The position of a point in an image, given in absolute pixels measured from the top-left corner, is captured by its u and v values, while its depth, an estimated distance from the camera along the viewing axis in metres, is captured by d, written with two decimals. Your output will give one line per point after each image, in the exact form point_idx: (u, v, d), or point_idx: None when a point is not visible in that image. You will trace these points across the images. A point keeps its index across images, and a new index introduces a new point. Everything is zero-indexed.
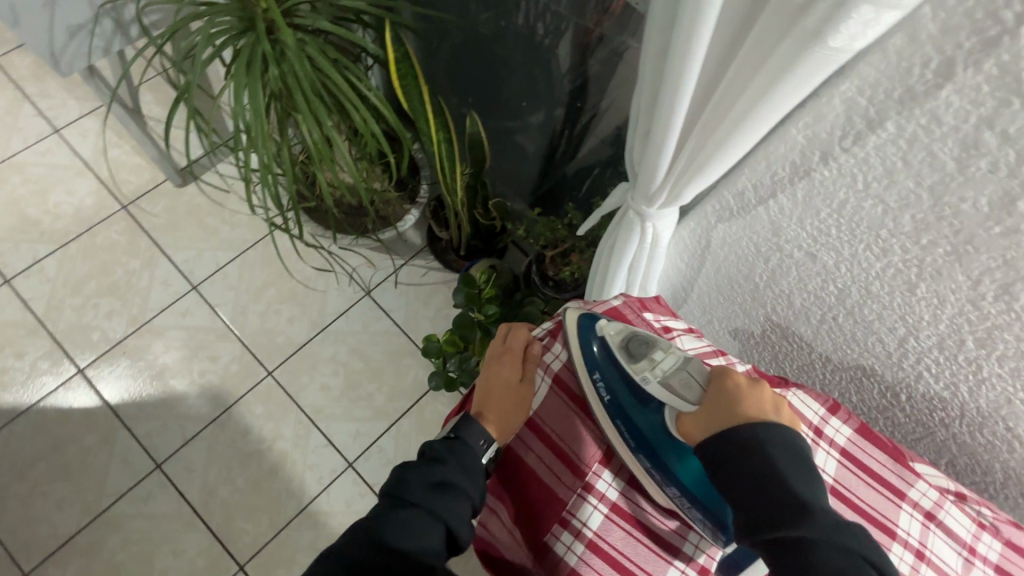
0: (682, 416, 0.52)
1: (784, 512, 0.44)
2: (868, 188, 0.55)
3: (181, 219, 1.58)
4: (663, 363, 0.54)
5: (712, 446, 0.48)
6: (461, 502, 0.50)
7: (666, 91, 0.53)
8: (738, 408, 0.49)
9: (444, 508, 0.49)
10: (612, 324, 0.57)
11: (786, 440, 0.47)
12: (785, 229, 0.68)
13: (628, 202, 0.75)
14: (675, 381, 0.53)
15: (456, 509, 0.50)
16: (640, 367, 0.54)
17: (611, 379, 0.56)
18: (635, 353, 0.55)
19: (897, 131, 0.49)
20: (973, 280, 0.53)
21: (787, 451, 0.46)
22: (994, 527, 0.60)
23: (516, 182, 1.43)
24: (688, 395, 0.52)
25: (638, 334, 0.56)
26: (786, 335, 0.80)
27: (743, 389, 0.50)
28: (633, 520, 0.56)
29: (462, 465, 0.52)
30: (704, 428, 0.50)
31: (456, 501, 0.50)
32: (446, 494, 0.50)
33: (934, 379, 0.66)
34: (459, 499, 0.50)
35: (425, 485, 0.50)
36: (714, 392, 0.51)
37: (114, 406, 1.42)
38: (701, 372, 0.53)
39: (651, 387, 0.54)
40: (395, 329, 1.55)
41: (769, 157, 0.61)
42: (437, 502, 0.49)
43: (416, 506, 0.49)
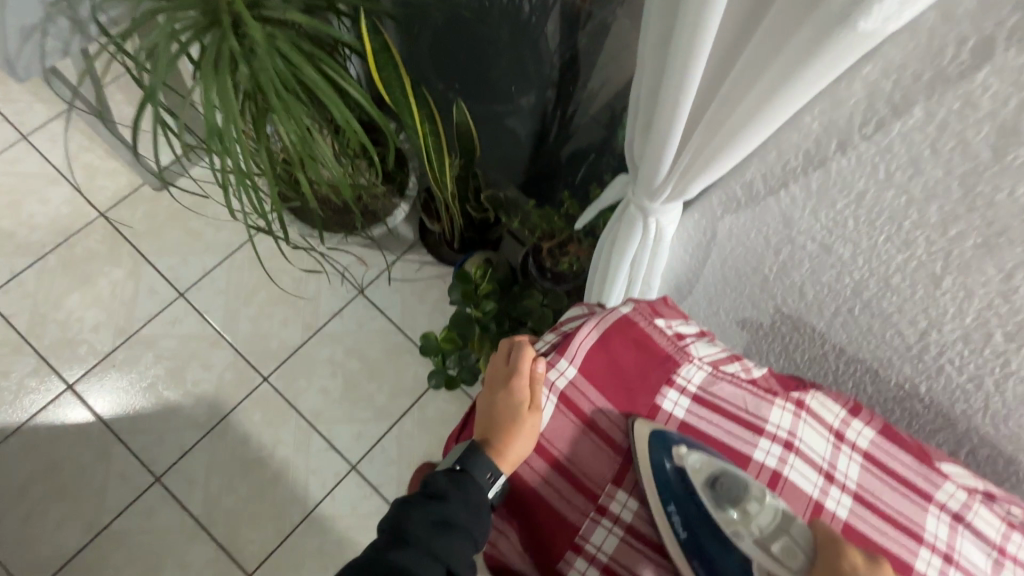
0: None
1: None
2: (890, 178, 0.51)
3: (163, 224, 1.52)
4: (758, 517, 0.48)
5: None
6: (466, 541, 0.48)
7: (670, 82, 0.48)
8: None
9: (447, 550, 0.47)
10: (692, 454, 0.52)
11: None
12: (797, 221, 0.64)
13: (630, 195, 0.70)
14: (772, 542, 0.47)
15: (460, 548, 0.47)
16: (731, 517, 0.48)
17: (690, 516, 0.50)
18: (724, 499, 0.49)
19: (926, 118, 0.45)
20: (1005, 273, 0.50)
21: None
22: (1023, 525, 0.58)
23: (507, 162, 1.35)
24: (792, 566, 0.46)
25: (728, 470, 0.51)
26: (797, 327, 0.77)
27: (858, 573, 0.45)
28: (649, 542, 0.53)
29: (467, 500, 0.49)
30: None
31: (460, 541, 0.47)
32: (448, 533, 0.47)
33: (957, 371, 0.63)
34: (463, 538, 0.48)
35: (426, 524, 0.48)
36: (825, 570, 0.46)
37: (107, 421, 1.38)
38: (807, 540, 0.47)
39: (743, 543, 0.47)
40: (391, 327, 1.51)
41: (781, 146, 0.57)
42: (440, 543, 0.47)
43: (417, 547, 0.47)
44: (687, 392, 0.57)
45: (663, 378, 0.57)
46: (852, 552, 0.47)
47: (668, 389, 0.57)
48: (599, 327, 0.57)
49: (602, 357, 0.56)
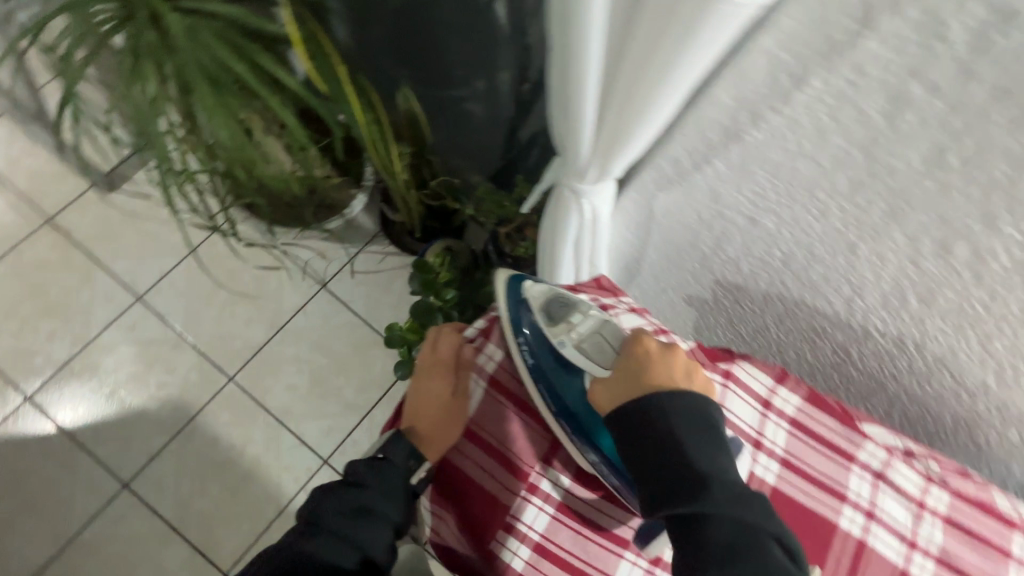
0: (596, 379, 0.53)
1: (684, 484, 0.45)
2: (801, 149, 0.52)
3: (114, 227, 1.47)
4: (581, 328, 0.54)
5: (618, 412, 0.50)
6: (383, 526, 0.48)
7: (571, 59, 0.48)
8: (646, 373, 0.49)
9: (362, 534, 0.47)
10: (538, 287, 0.57)
11: (685, 405, 0.47)
12: (723, 195, 0.64)
13: (560, 181, 0.72)
14: (591, 347, 0.54)
15: (377, 533, 0.48)
16: (558, 329, 0.54)
17: (534, 340, 0.55)
18: (554, 317, 0.55)
19: (824, 88, 0.45)
20: (911, 239, 0.51)
21: (687, 416, 0.47)
22: (943, 480, 0.60)
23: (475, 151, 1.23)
24: (603, 360, 0.53)
25: (561, 296, 0.56)
26: (738, 301, 0.78)
27: (653, 354, 0.51)
28: (581, 517, 0.54)
29: (383, 487, 0.50)
30: (614, 393, 0.51)
31: (376, 527, 0.48)
32: (364, 519, 0.48)
33: (882, 336, 0.64)
34: (379, 522, 0.48)
35: (343, 511, 0.48)
36: (624, 355, 0.52)
37: (70, 431, 1.36)
38: (618, 340, 0.54)
39: (569, 352, 0.54)
40: (357, 320, 1.48)
41: (699, 122, 0.57)
42: (354, 528, 0.47)
43: (333, 535, 0.47)
44: None
45: None
46: (651, 341, 0.52)
47: None
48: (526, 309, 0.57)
49: None
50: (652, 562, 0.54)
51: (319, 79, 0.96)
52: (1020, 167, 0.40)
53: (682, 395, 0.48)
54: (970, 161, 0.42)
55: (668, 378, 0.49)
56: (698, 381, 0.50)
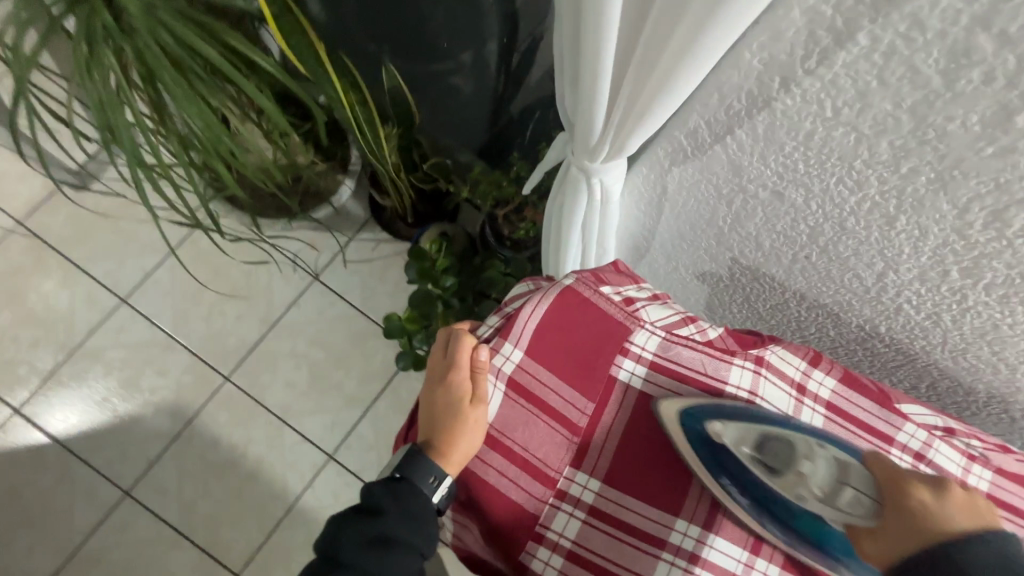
0: (859, 532, 0.44)
1: None
2: (838, 115, 0.47)
3: (90, 227, 1.39)
4: (814, 476, 0.46)
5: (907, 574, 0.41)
6: (407, 554, 0.48)
7: (587, 27, 0.43)
8: (933, 527, 0.41)
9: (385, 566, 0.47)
10: (727, 429, 0.49)
11: (997, 560, 0.39)
12: (747, 168, 0.59)
13: (570, 158, 0.66)
14: (837, 498, 0.45)
15: (400, 562, 0.47)
16: (786, 480, 0.47)
17: (751, 485, 0.49)
18: (774, 463, 0.48)
19: (871, 45, 0.40)
20: (959, 209, 0.47)
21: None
22: (984, 458, 0.58)
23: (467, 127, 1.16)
24: (860, 511, 0.44)
25: (769, 432, 0.49)
26: (756, 278, 0.74)
27: (924, 500, 0.42)
28: (615, 521, 0.51)
29: (403, 511, 0.48)
30: (895, 549, 0.42)
31: (395, 557, 0.47)
32: (386, 551, 0.47)
33: (915, 310, 0.61)
34: (400, 553, 0.47)
35: (360, 541, 0.47)
36: (890, 506, 0.43)
37: (63, 442, 1.31)
38: (867, 481, 0.45)
39: (808, 504, 0.46)
40: (353, 311, 1.42)
41: (721, 88, 0.52)
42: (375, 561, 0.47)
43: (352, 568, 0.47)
44: (643, 360, 0.54)
45: (615, 349, 0.53)
46: (920, 487, 0.43)
47: (621, 359, 0.53)
48: (542, 304, 0.52)
49: (547, 335, 0.52)
50: (691, 559, 0.51)
51: (298, 60, 0.89)
52: None
53: (990, 547, 0.40)
54: None
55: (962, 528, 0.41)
56: (989, 518, 0.42)
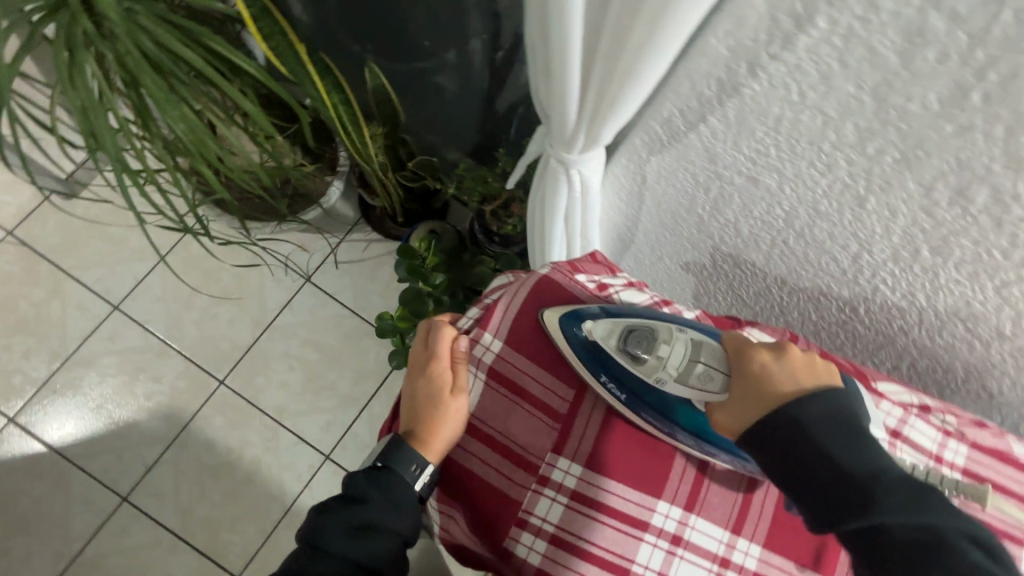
0: (714, 405, 0.48)
1: (847, 495, 0.40)
2: (804, 99, 0.48)
3: (80, 236, 1.40)
4: (671, 358, 0.49)
5: (751, 435, 0.44)
6: (390, 540, 0.48)
7: (552, 20, 0.44)
8: (768, 389, 0.45)
9: (367, 555, 0.47)
10: (599, 326, 0.51)
11: (825, 410, 0.43)
12: (721, 154, 0.60)
13: (548, 150, 0.67)
14: (691, 376, 0.49)
15: (384, 551, 0.48)
16: (649, 366, 0.50)
17: (624, 378, 0.51)
18: (640, 351, 0.50)
19: (831, 28, 0.41)
20: (925, 188, 0.47)
21: (826, 423, 0.42)
22: (959, 433, 0.58)
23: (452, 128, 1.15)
24: (711, 385, 0.48)
25: (635, 324, 0.51)
26: (738, 264, 0.75)
27: (766, 363, 0.46)
28: (597, 505, 0.51)
29: (386, 500, 0.49)
30: (739, 416, 0.46)
31: (382, 543, 0.48)
32: (370, 539, 0.48)
33: (891, 291, 0.62)
34: (385, 539, 0.48)
35: (343, 529, 0.48)
36: (737, 374, 0.47)
37: (59, 450, 1.31)
38: (720, 357, 0.49)
39: (669, 386, 0.49)
40: (345, 311, 1.43)
41: (691, 76, 0.53)
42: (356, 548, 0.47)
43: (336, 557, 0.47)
44: None
45: None
46: (759, 351, 0.47)
47: None
48: (519, 293, 0.54)
49: (523, 322, 0.53)
50: (673, 542, 0.52)
51: (279, 62, 0.90)
52: None
53: (816, 397, 0.43)
54: (995, 98, 0.38)
55: (792, 385, 0.44)
56: (824, 374, 0.45)
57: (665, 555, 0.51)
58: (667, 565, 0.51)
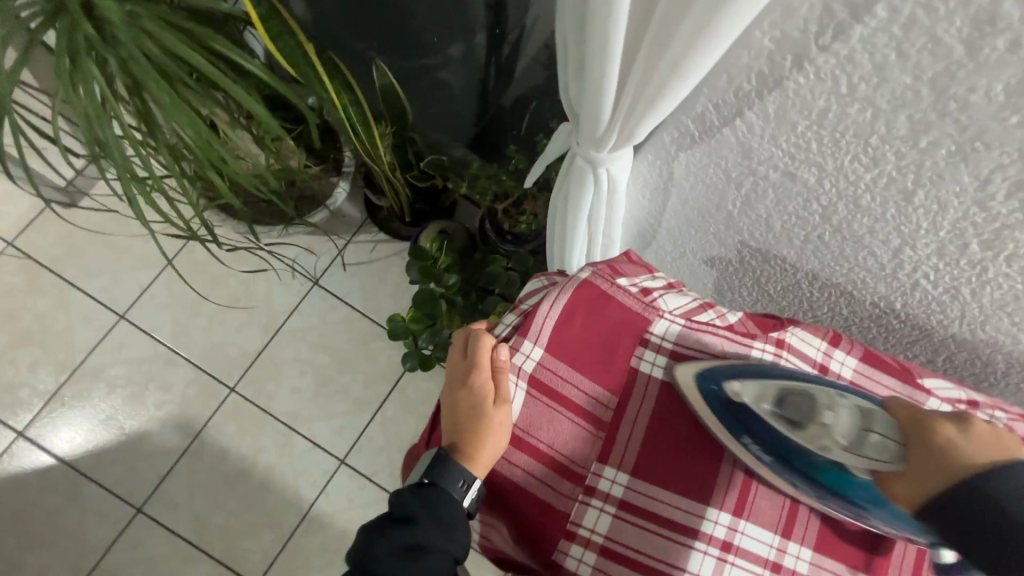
0: (885, 475, 0.42)
1: None
2: (853, 91, 0.46)
3: (82, 245, 1.37)
4: (836, 426, 0.46)
5: (937, 516, 0.37)
6: (441, 560, 0.47)
7: (595, 14, 0.42)
8: (952, 461, 0.38)
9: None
10: (745, 387, 0.49)
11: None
12: (757, 149, 0.58)
13: (575, 148, 0.65)
14: (860, 445, 0.44)
15: (436, 571, 0.46)
16: (810, 434, 0.47)
17: (773, 441, 0.49)
18: (796, 416, 0.48)
19: (891, 16, 0.39)
20: (981, 181, 0.46)
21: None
22: (1010, 429, 0.56)
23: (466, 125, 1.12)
24: (884, 457, 0.42)
25: (791, 387, 0.49)
26: (767, 260, 0.73)
27: (949, 435, 0.39)
28: (645, 513, 0.50)
29: (434, 518, 0.47)
30: (920, 491, 0.39)
31: (434, 566, 0.46)
32: (419, 561, 0.46)
33: (932, 285, 0.60)
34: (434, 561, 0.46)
35: (393, 551, 0.46)
36: (915, 445, 0.41)
37: (70, 463, 1.29)
38: (893, 427, 0.43)
39: (832, 455, 0.46)
40: (356, 314, 1.41)
41: (731, 70, 0.51)
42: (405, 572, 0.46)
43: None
44: (663, 350, 0.53)
45: (634, 341, 0.52)
46: (945, 423, 0.41)
47: (640, 350, 0.53)
48: (561, 300, 0.51)
49: (566, 331, 0.51)
50: (724, 548, 0.50)
51: (287, 63, 0.86)
52: None
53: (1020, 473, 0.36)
54: None
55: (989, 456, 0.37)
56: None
57: (717, 562, 0.50)
58: (719, 573, 0.50)
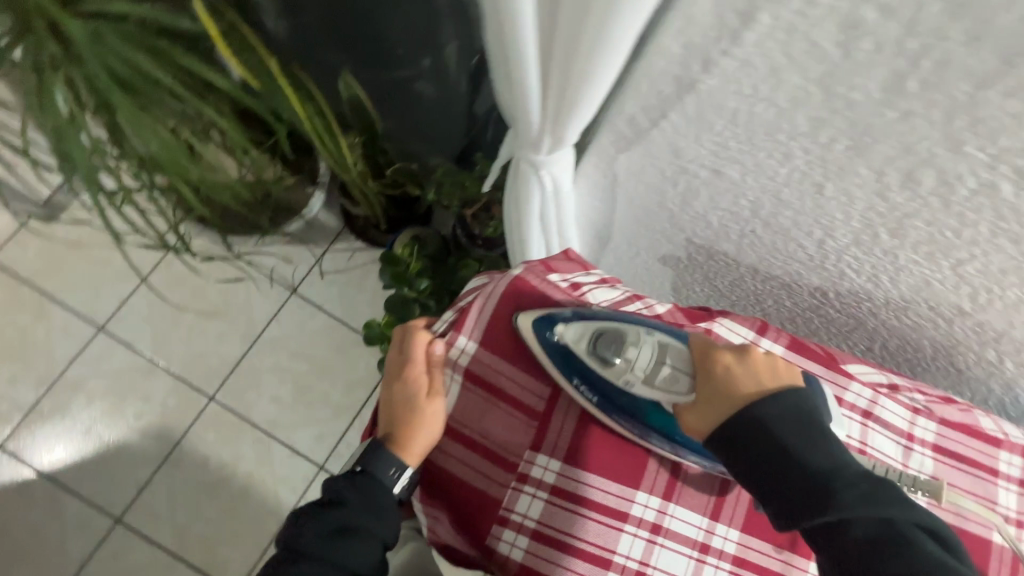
0: (682, 408, 0.49)
1: (808, 491, 0.42)
2: (757, 92, 0.49)
3: (62, 259, 1.39)
4: (640, 361, 0.50)
5: (718, 434, 0.45)
6: (369, 542, 0.49)
7: (504, 27, 0.46)
8: (728, 391, 0.47)
9: (349, 555, 0.48)
10: (569, 329, 0.51)
11: (786, 410, 0.44)
12: (685, 149, 0.61)
13: (518, 153, 0.68)
14: (659, 378, 0.50)
15: (364, 552, 0.49)
16: (618, 369, 0.50)
17: (594, 381, 0.51)
18: (610, 354, 0.50)
19: (774, 24, 0.42)
20: (877, 172, 0.49)
21: (790, 421, 0.44)
22: (927, 410, 0.60)
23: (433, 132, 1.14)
24: (680, 389, 0.49)
25: (605, 327, 0.51)
26: (711, 255, 0.76)
27: (727, 366, 0.48)
28: (577, 499, 0.53)
29: (366, 502, 0.50)
30: (706, 416, 0.47)
31: (365, 544, 0.49)
32: (350, 542, 0.49)
33: (856, 273, 0.63)
34: (365, 543, 0.49)
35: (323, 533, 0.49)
36: (703, 377, 0.48)
37: (50, 475, 1.30)
38: (683, 358, 0.50)
39: (638, 389, 0.50)
40: (333, 321, 1.42)
41: (650, 75, 0.54)
42: (337, 551, 0.48)
43: (317, 559, 0.48)
44: None
45: None
46: (724, 354, 0.49)
47: None
48: (492, 295, 0.54)
49: (497, 325, 0.53)
50: (652, 530, 0.53)
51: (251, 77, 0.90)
52: (981, 86, 0.38)
53: (783, 397, 0.45)
54: (931, 85, 0.40)
55: (757, 385, 0.46)
56: (785, 375, 0.48)
57: (646, 544, 0.53)
58: (648, 554, 0.53)
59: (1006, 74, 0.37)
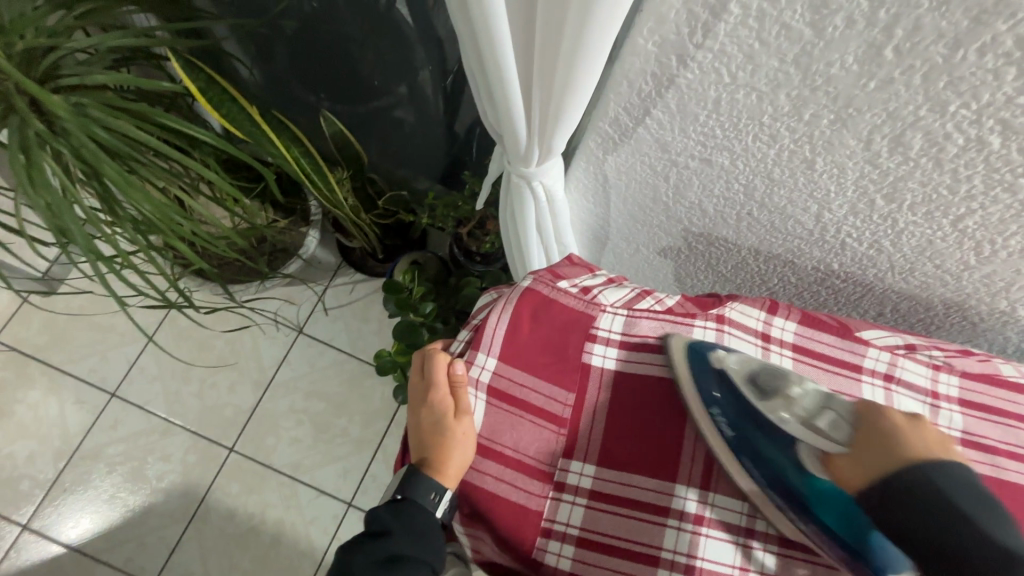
0: (832, 457, 0.45)
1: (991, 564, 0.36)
2: (735, 79, 0.50)
3: (67, 330, 1.39)
4: (801, 399, 0.49)
5: (875, 490, 0.41)
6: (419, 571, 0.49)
7: (483, 49, 0.48)
8: (895, 446, 0.41)
9: None
10: (730, 355, 0.54)
11: (962, 477, 0.38)
12: (672, 143, 0.62)
13: (508, 167, 0.69)
14: (819, 419, 0.47)
15: None
16: (774, 404, 0.51)
17: (734, 414, 0.53)
18: (768, 389, 0.51)
19: (743, 12, 0.43)
20: (865, 141, 0.50)
21: (969, 490, 0.38)
22: (948, 364, 0.60)
23: (418, 157, 1.15)
24: (835, 435, 0.45)
25: (767, 366, 0.53)
26: (712, 243, 0.77)
27: (897, 421, 0.42)
28: (615, 499, 0.53)
29: (409, 530, 0.50)
30: (859, 471, 0.43)
31: (414, 573, 0.49)
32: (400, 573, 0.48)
33: (858, 243, 0.63)
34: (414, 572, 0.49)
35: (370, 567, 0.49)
36: (864, 429, 0.43)
37: (79, 549, 1.29)
38: (851, 406, 0.46)
39: (789, 426, 0.49)
40: (343, 356, 1.42)
41: (628, 75, 0.55)
42: None
43: None
44: (612, 341, 0.56)
45: (583, 337, 0.55)
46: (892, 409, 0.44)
47: (592, 345, 0.55)
48: (505, 310, 0.54)
49: (514, 338, 0.54)
50: (697, 523, 0.52)
51: (234, 127, 0.91)
52: (955, 46, 0.39)
53: (958, 467, 0.39)
54: (905, 51, 0.41)
55: (929, 447, 0.40)
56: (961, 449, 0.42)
57: (692, 536, 0.52)
58: (696, 548, 0.52)
59: (978, 32, 0.38)
